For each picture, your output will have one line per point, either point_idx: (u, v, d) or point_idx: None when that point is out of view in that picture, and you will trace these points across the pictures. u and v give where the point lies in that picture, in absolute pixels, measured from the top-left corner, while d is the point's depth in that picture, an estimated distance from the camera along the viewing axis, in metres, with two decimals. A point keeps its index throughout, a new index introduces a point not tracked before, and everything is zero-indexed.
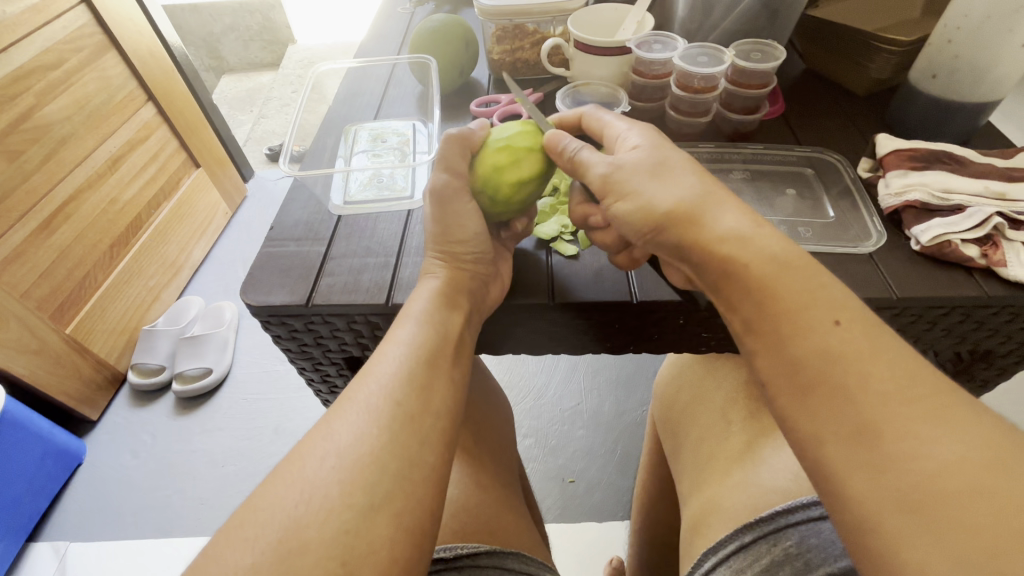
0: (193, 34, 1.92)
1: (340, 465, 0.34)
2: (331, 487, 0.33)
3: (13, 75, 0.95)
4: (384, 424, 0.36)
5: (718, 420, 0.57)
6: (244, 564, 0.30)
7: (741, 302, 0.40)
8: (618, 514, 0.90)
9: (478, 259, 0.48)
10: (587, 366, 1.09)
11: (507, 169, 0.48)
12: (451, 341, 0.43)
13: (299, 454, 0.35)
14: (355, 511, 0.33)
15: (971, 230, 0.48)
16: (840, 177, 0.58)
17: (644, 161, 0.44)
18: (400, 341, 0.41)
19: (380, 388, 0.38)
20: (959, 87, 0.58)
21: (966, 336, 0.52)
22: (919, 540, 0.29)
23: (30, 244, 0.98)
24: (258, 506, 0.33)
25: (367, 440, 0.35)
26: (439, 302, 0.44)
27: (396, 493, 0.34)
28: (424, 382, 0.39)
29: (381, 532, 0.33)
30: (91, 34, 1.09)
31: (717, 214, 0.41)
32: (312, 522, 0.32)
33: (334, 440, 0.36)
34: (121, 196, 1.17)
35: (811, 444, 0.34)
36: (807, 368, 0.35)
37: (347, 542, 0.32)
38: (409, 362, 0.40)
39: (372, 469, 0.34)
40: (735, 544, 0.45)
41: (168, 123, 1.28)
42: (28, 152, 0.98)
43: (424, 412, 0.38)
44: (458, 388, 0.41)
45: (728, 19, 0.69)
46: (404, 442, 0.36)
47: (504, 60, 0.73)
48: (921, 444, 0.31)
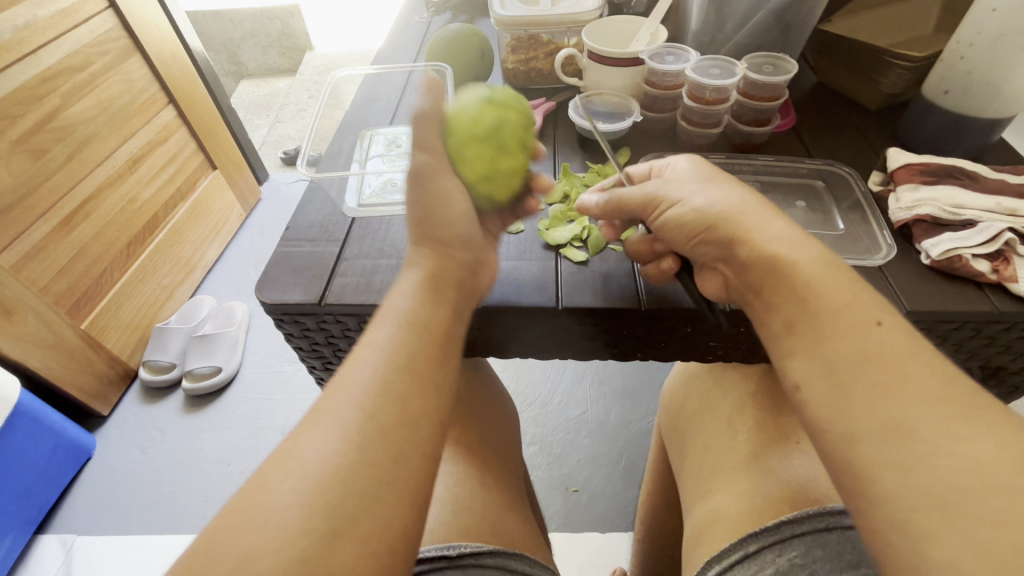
0: (213, 40, 1.98)
1: (300, 487, 0.30)
2: (288, 515, 0.29)
3: (40, 76, 0.98)
4: (354, 437, 0.32)
5: (724, 428, 0.57)
6: None
7: (778, 302, 0.40)
8: (620, 526, 0.90)
9: (467, 246, 0.47)
10: (593, 374, 1.09)
11: (473, 129, 0.49)
12: (433, 333, 0.39)
13: (269, 472, 0.31)
14: (312, 540, 0.28)
15: (982, 245, 0.47)
16: (851, 190, 0.58)
17: (689, 176, 0.48)
18: (375, 344, 0.37)
19: (356, 395, 0.34)
20: (973, 104, 0.58)
21: (977, 352, 0.52)
22: (954, 537, 0.28)
23: (50, 240, 1.00)
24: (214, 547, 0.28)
25: (334, 457, 0.31)
26: (421, 298, 0.41)
27: (362, 515, 0.30)
28: (404, 391, 0.35)
29: (346, 561, 0.28)
30: (116, 38, 1.12)
31: (751, 215, 0.44)
32: (263, 552, 0.28)
33: (298, 458, 0.31)
34: (139, 196, 1.19)
35: (842, 443, 0.34)
36: (844, 366, 0.35)
37: (305, 573, 0.27)
38: (387, 363, 0.36)
39: (336, 489, 0.30)
40: (738, 554, 0.44)
41: (187, 125, 1.31)
42: (51, 151, 1.00)
43: (401, 422, 0.33)
44: (446, 391, 0.37)
45: (740, 33, 0.70)
46: (376, 458, 0.31)
47: (518, 70, 0.74)
48: (954, 443, 0.30)
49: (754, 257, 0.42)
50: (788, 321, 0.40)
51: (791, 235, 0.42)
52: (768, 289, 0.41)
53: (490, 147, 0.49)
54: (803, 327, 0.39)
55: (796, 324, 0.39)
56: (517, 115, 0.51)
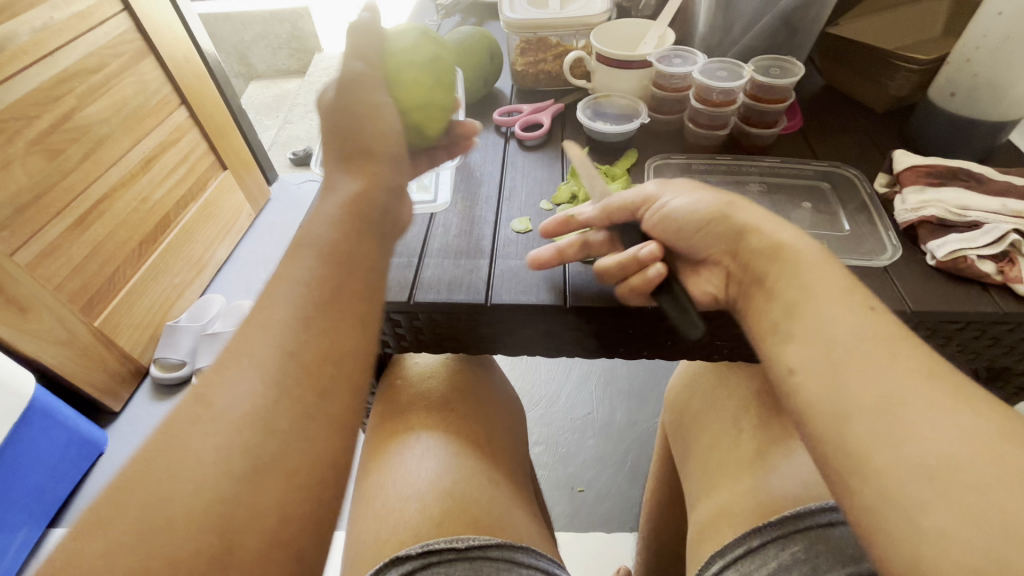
0: (223, 42, 2.00)
1: (219, 429, 0.31)
2: (206, 459, 0.31)
3: (57, 77, 1.00)
4: (274, 380, 0.33)
5: (729, 427, 0.57)
6: (93, 554, 0.27)
7: (779, 288, 0.41)
8: (626, 526, 0.91)
9: (394, 165, 0.47)
10: (599, 375, 1.10)
11: (411, 59, 0.51)
12: (354, 272, 0.40)
13: (190, 418, 0.32)
14: (234, 480, 0.30)
15: (988, 246, 0.48)
16: (857, 192, 0.59)
17: (685, 181, 0.50)
18: (294, 285, 0.37)
19: (273, 337, 0.35)
20: (978, 107, 0.58)
21: (982, 352, 0.52)
22: (941, 508, 0.29)
23: (65, 239, 1.02)
24: (130, 496, 0.29)
25: (254, 399, 0.33)
26: (345, 238, 0.41)
27: (284, 454, 0.32)
28: (324, 334, 0.36)
29: (269, 495, 0.31)
30: (131, 40, 1.14)
31: (746, 206, 0.46)
32: (179, 494, 0.29)
33: (216, 401, 0.32)
34: (152, 196, 1.21)
35: (834, 423, 0.34)
36: (841, 347, 0.36)
37: (223, 510, 0.30)
38: (304, 304, 0.36)
39: (256, 430, 0.32)
40: (741, 549, 0.45)
41: (198, 126, 1.33)
42: (67, 151, 1.02)
43: (322, 363, 0.35)
44: (370, 332, 0.39)
45: (746, 37, 0.71)
46: (298, 398, 0.33)
47: (527, 72, 0.75)
48: (942, 417, 0.31)
49: (767, 244, 0.43)
50: (788, 303, 0.39)
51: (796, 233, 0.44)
52: (772, 279, 0.41)
53: (423, 74, 0.51)
54: (802, 311, 0.39)
55: (796, 306, 0.39)
56: (445, 61, 0.56)
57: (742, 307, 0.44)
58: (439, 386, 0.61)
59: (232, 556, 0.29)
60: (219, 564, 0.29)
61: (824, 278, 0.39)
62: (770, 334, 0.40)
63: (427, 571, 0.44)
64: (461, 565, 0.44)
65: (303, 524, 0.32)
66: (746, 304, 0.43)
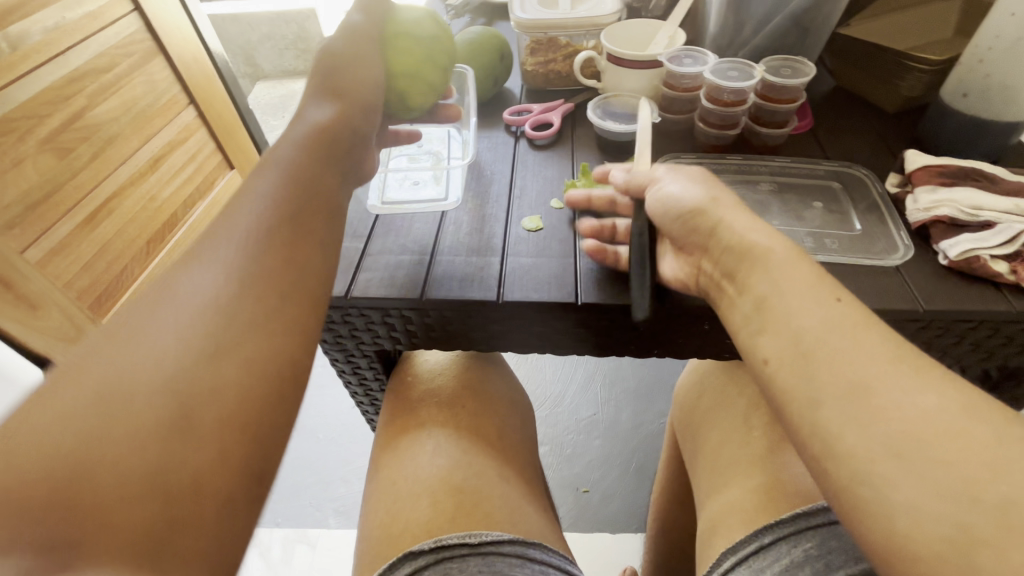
0: (231, 42, 2.01)
1: (183, 311, 0.35)
2: (170, 336, 0.33)
3: (68, 76, 1.01)
4: (238, 276, 0.37)
5: (739, 426, 0.57)
6: (55, 407, 0.30)
7: (751, 280, 0.39)
8: (632, 527, 0.90)
9: (367, 112, 0.49)
10: (605, 375, 1.10)
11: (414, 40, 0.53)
12: (318, 194, 0.44)
13: (155, 303, 0.35)
14: (196, 355, 0.33)
15: (1000, 246, 0.48)
16: (868, 192, 0.59)
17: (699, 171, 0.48)
18: (259, 197, 0.41)
19: (232, 242, 0.38)
20: (991, 107, 0.58)
21: (994, 351, 0.51)
22: (910, 483, 0.28)
23: (75, 236, 1.03)
24: (98, 359, 0.32)
25: (217, 288, 0.36)
26: (311, 160, 0.44)
27: (246, 340, 0.35)
28: (287, 243, 0.40)
29: (229, 374, 0.34)
30: (141, 40, 1.15)
31: (731, 205, 0.43)
32: (142, 363, 0.32)
33: (181, 289, 0.36)
34: (160, 195, 1.22)
35: (807, 407, 0.33)
36: (809, 337, 0.35)
37: (184, 379, 0.32)
38: (262, 217, 0.40)
39: (219, 316, 0.35)
40: (753, 545, 0.45)
41: (206, 126, 1.34)
42: (77, 150, 1.03)
43: (284, 268, 0.39)
44: (328, 252, 0.43)
45: (758, 37, 0.71)
46: (260, 294, 0.37)
47: (537, 72, 0.75)
48: (905, 396, 0.30)
49: (735, 241, 0.41)
50: (758, 297, 0.38)
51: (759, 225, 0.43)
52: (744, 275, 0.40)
53: (421, 52, 0.53)
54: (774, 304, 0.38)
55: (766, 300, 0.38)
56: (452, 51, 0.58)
57: (718, 301, 0.43)
58: (448, 383, 0.61)
59: (192, 420, 0.32)
60: (180, 425, 0.31)
61: (795, 273, 0.38)
62: (743, 327, 0.39)
63: (437, 566, 0.44)
64: (475, 561, 0.44)
65: (263, 404, 0.35)
66: (719, 296, 0.43)
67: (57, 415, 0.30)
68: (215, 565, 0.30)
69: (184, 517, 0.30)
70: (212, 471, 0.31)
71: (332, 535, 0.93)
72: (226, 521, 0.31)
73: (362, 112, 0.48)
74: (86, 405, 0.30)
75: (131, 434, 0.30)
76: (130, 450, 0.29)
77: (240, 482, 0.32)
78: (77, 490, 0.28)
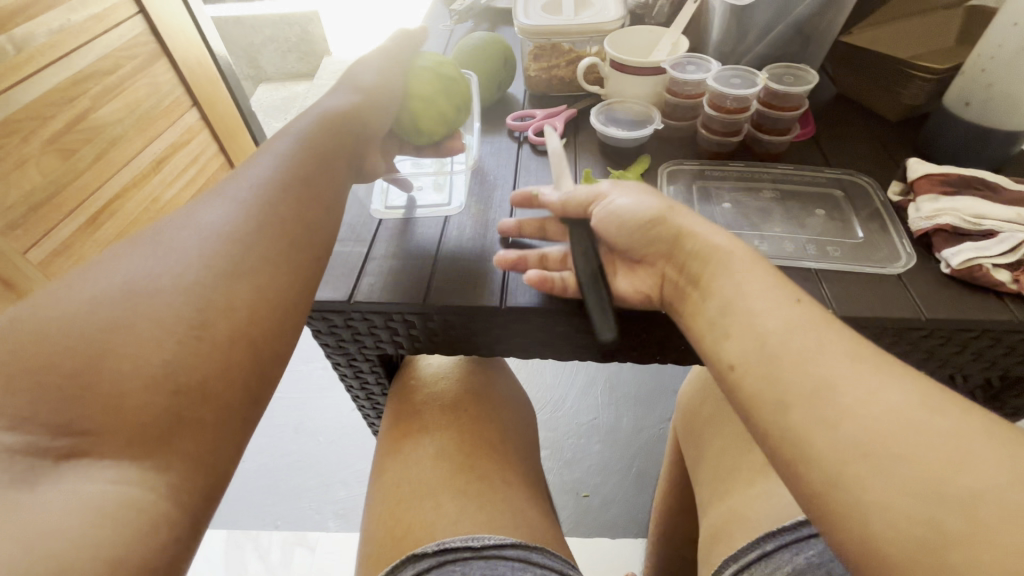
0: (234, 44, 2.02)
1: (201, 237, 0.39)
2: (189, 255, 0.37)
3: (73, 78, 1.01)
4: (252, 214, 0.41)
5: (741, 432, 0.57)
6: (82, 300, 0.34)
7: (716, 285, 0.40)
8: (632, 532, 0.90)
9: (379, 111, 0.52)
10: (605, 380, 1.10)
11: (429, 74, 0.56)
12: (331, 157, 0.47)
13: (178, 227, 0.39)
14: (211, 275, 0.37)
15: (1003, 255, 0.48)
16: (870, 200, 0.59)
17: (637, 184, 0.48)
18: (275, 152, 0.45)
19: (253, 184, 0.43)
20: (994, 116, 0.58)
21: (997, 360, 0.51)
22: (880, 480, 0.28)
23: (77, 237, 1.04)
24: (123, 265, 0.36)
25: (233, 222, 0.40)
26: (323, 126, 0.48)
27: (256, 270, 0.39)
28: (299, 192, 0.44)
29: (239, 296, 0.37)
30: (145, 42, 1.16)
31: (686, 212, 0.45)
32: (163, 275, 0.36)
33: (201, 220, 0.40)
34: (162, 196, 1.23)
35: (774, 410, 0.33)
36: (772, 340, 0.35)
37: (200, 294, 0.36)
38: (281, 167, 0.44)
39: (235, 246, 0.39)
40: (755, 552, 0.45)
41: (208, 128, 1.34)
42: (81, 152, 1.03)
43: (296, 216, 0.42)
44: (337, 209, 0.46)
45: (762, 44, 0.71)
46: (272, 234, 0.40)
47: (541, 77, 0.76)
48: (869, 395, 0.31)
49: (700, 248, 0.42)
50: (723, 302, 0.39)
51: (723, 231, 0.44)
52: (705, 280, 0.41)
53: (435, 85, 0.55)
54: (737, 309, 0.38)
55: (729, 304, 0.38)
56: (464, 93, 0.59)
57: (680, 307, 0.43)
58: (451, 386, 0.61)
59: (205, 331, 0.35)
60: (195, 334, 0.35)
61: (752, 277, 0.39)
62: (708, 333, 0.39)
63: (441, 569, 0.44)
64: (478, 564, 0.44)
65: (267, 331, 0.38)
66: (683, 304, 0.43)
67: (82, 306, 0.34)
68: (208, 463, 0.34)
69: (188, 419, 0.34)
70: (215, 381, 0.35)
71: (332, 538, 0.93)
72: (222, 425, 0.35)
73: (373, 110, 0.52)
74: (112, 301, 0.34)
75: (151, 334, 0.34)
76: (147, 347, 0.34)
77: (238, 396, 0.36)
78: (98, 374, 0.32)
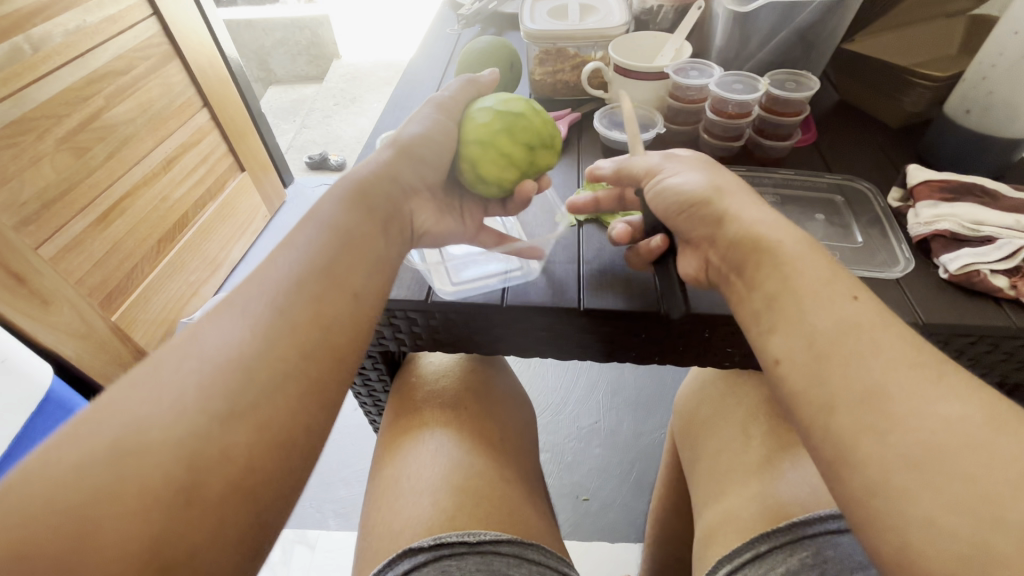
0: (245, 47, 2.05)
1: (201, 368, 0.34)
2: (187, 393, 0.33)
3: (88, 77, 1.03)
4: (261, 332, 0.36)
5: (738, 434, 0.58)
6: (67, 463, 0.30)
7: (760, 277, 0.40)
8: (630, 537, 0.90)
9: (424, 160, 0.51)
10: (607, 384, 1.10)
11: (481, 124, 0.51)
12: (356, 246, 0.42)
13: (179, 354, 0.35)
14: (208, 418, 0.32)
15: (1001, 261, 0.48)
16: (871, 205, 0.59)
17: (696, 157, 0.49)
18: (293, 248, 0.41)
19: (264, 294, 0.38)
20: (996, 123, 0.58)
21: (995, 366, 0.52)
22: (928, 493, 0.29)
23: (88, 234, 1.05)
24: (113, 411, 0.32)
25: (238, 345, 0.35)
26: (347, 206, 0.44)
27: (261, 404, 0.34)
28: (315, 297, 0.39)
29: (238, 440, 0.33)
30: (158, 44, 1.18)
31: (735, 193, 0.44)
32: (158, 422, 0.32)
33: (203, 343, 0.35)
34: (172, 195, 1.25)
35: (820, 411, 0.34)
36: (825, 337, 0.35)
37: (196, 444, 0.32)
38: (294, 271, 0.39)
39: (238, 375, 0.34)
40: (749, 554, 0.45)
41: (219, 128, 1.37)
42: (93, 150, 1.05)
43: (311, 326, 0.38)
44: (363, 304, 0.41)
45: (764, 51, 0.72)
46: (282, 353, 0.36)
47: (546, 81, 0.77)
48: (923, 404, 0.31)
49: (743, 234, 0.41)
50: (769, 295, 0.39)
51: (773, 220, 0.43)
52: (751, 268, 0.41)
53: (489, 134, 0.51)
54: (787, 301, 0.38)
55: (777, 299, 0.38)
56: (531, 125, 0.52)
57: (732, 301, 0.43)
58: (451, 385, 0.62)
59: (197, 491, 0.31)
60: (185, 496, 0.30)
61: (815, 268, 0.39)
62: (755, 325, 0.40)
63: (436, 564, 0.44)
64: (473, 559, 0.45)
65: (271, 478, 0.33)
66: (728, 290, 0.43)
67: (66, 471, 0.29)
68: None
69: None
70: (208, 551, 0.30)
71: (332, 536, 0.94)
72: None
73: (416, 159, 0.50)
74: (98, 462, 0.30)
75: (137, 504, 0.29)
76: (135, 518, 0.29)
77: (235, 565, 0.31)
78: (79, 555, 0.28)
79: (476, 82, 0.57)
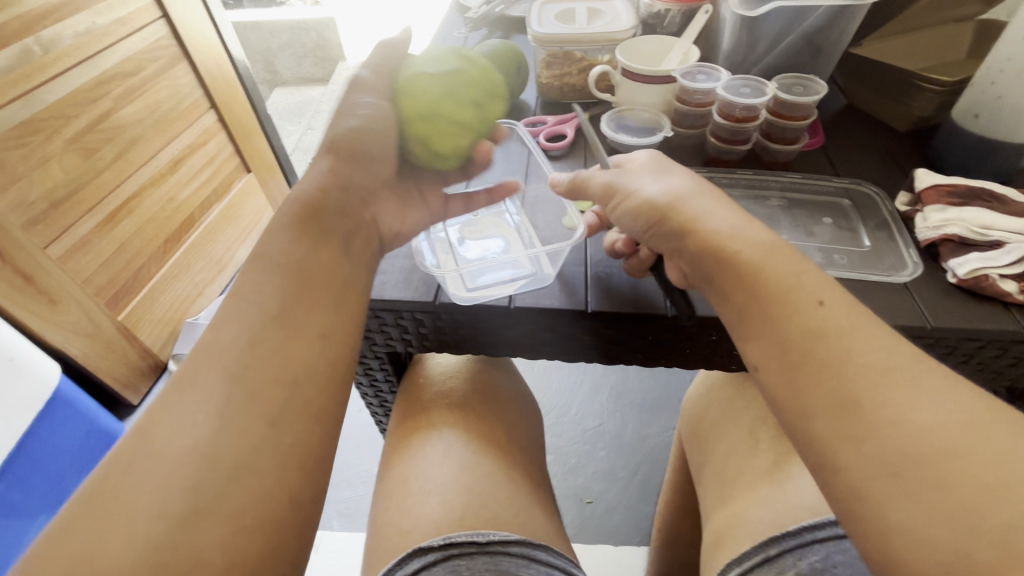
0: (252, 50, 2.07)
1: (155, 471, 0.33)
2: (143, 500, 0.32)
3: (97, 79, 1.04)
4: (214, 418, 0.35)
5: (745, 438, 0.58)
6: None
7: (728, 290, 0.40)
8: (634, 540, 0.91)
9: (372, 145, 0.49)
10: (611, 387, 1.10)
11: (417, 98, 0.49)
12: (307, 306, 0.41)
13: (126, 459, 0.34)
14: (171, 521, 0.32)
15: (1010, 266, 0.48)
16: (879, 210, 0.59)
17: (648, 164, 0.49)
18: (232, 321, 0.39)
19: (211, 375, 0.37)
20: (1004, 128, 0.58)
21: (1003, 371, 0.51)
22: (907, 501, 0.30)
23: (95, 234, 1.06)
24: (68, 536, 0.31)
25: (192, 438, 0.34)
26: (297, 255, 0.43)
27: (226, 494, 0.34)
28: (266, 367, 0.38)
29: (209, 538, 0.32)
30: (167, 45, 1.19)
31: (693, 198, 0.44)
32: (116, 541, 0.31)
33: (152, 443, 0.34)
34: (178, 196, 1.26)
35: (797, 418, 0.35)
36: (796, 346, 0.35)
37: (161, 555, 0.31)
38: (240, 347, 0.38)
39: (197, 469, 0.34)
40: (758, 557, 0.45)
41: (226, 130, 1.38)
42: (101, 151, 1.06)
43: (269, 400, 0.37)
44: (329, 350, 0.41)
45: (771, 55, 0.72)
46: (242, 433, 0.35)
47: (552, 85, 0.77)
48: (903, 410, 0.31)
49: (709, 243, 0.41)
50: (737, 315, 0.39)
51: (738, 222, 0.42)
52: (720, 282, 0.41)
53: (434, 106, 0.49)
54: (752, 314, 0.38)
55: (747, 310, 0.39)
56: (468, 87, 0.50)
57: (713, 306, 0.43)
58: (459, 386, 0.62)
59: None
60: None
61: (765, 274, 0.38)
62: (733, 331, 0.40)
63: (445, 564, 0.44)
64: (482, 559, 0.45)
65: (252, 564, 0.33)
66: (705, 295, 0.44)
67: None
68: None
69: None
70: None
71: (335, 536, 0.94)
72: None
73: (363, 149, 0.49)
74: None
75: None
76: None
77: None
78: None
79: (385, 47, 0.53)
